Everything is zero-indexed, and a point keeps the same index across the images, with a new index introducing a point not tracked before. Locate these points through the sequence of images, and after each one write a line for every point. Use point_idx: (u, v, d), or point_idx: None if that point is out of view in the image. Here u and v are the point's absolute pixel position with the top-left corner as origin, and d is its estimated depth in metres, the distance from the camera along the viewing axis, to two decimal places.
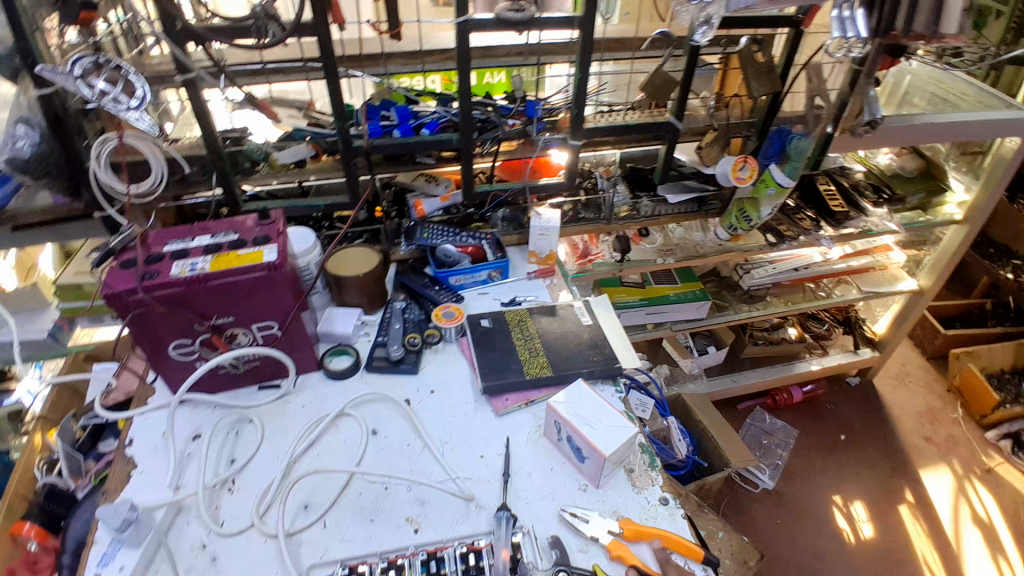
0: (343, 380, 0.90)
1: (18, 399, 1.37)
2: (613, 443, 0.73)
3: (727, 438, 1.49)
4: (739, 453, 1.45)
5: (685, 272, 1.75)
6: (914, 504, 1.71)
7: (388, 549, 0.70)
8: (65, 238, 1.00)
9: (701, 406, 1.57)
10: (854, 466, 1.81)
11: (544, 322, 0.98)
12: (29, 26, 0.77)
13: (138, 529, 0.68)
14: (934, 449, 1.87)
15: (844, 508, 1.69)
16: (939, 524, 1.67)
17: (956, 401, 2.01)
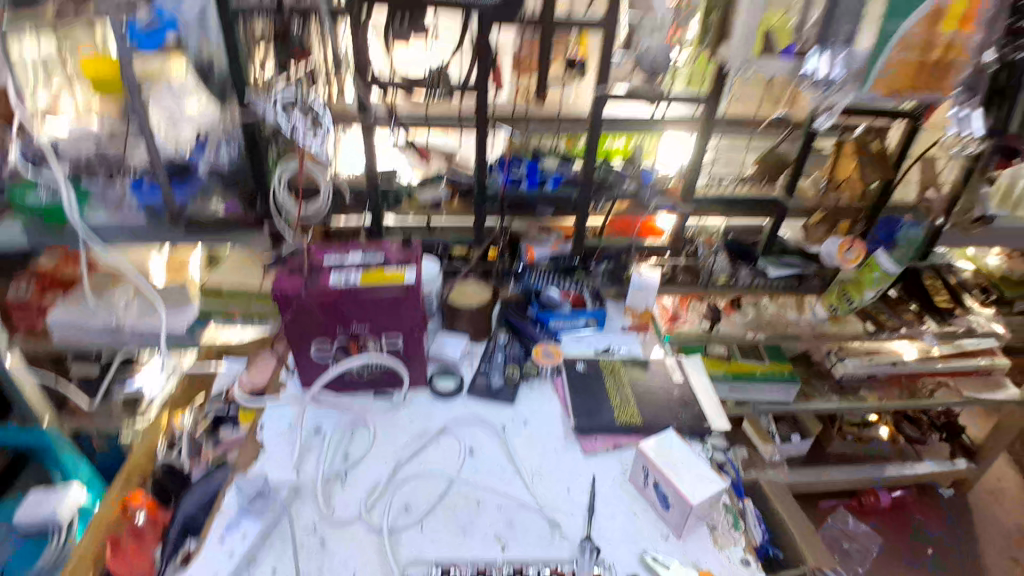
0: (448, 399, 0.99)
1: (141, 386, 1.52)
2: (700, 494, 0.75)
3: (808, 539, 1.10)
4: (817, 554, 1.06)
5: (774, 350, 1.63)
6: None
7: (476, 559, 0.76)
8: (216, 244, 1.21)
9: (777, 493, 1.18)
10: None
11: (636, 373, 1.02)
12: (244, 62, 0.96)
13: (264, 503, 0.77)
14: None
15: None
16: None
17: None
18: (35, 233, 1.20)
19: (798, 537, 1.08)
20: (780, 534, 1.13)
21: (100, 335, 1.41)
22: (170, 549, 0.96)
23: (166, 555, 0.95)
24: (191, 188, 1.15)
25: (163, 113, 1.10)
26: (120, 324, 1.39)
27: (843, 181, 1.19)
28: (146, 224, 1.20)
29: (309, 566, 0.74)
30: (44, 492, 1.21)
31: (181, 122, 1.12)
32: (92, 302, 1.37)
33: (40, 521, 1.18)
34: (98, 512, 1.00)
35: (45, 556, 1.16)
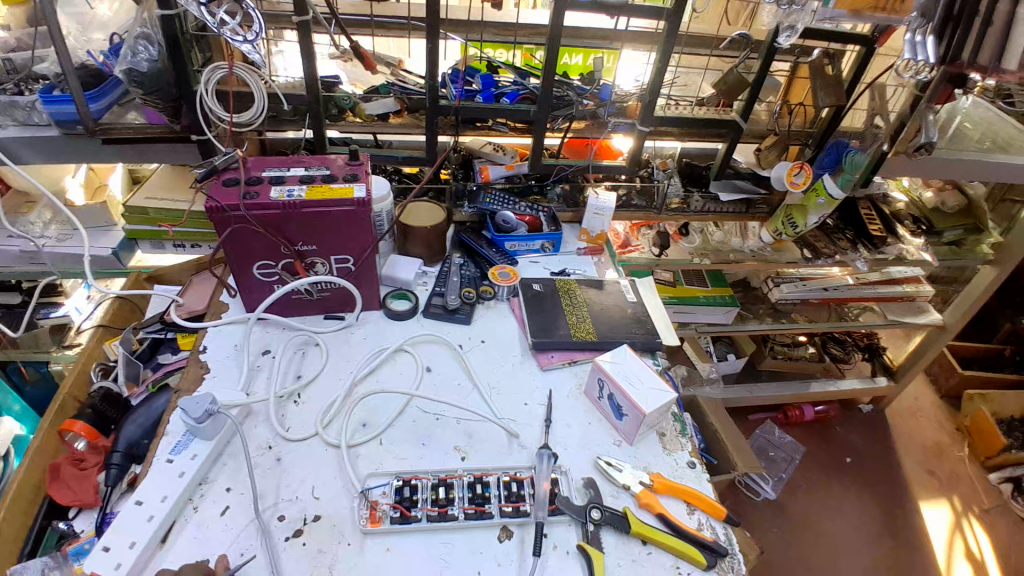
0: (403, 320, 0.97)
1: (67, 313, 1.42)
2: (652, 402, 0.78)
3: (737, 444, 1.18)
4: (745, 457, 1.14)
5: (716, 275, 1.70)
6: (911, 532, 1.69)
7: (437, 469, 0.77)
8: (137, 159, 1.09)
9: (713, 408, 1.26)
10: (857, 486, 1.80)
11: (591, 294, 1.03)
12: None
13: (215, 422, 0.74)
14: (930, 476, 1.85)
15: (843, 529, 1.68)
16: (932, 551, 1.65)
17: (964, 441, 1.96)
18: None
19: (731, 443, 1.16)
20: (717, 442, 1.21)
21: (18, 261, 1.29)
22: (114, 473, 0.92)
23: (108, 480, 0.92)
24: (104, 99, 1.02)
25: (73, 20, 1.04)
26: (38, 250, 1.26)
27: (795, 106, 1.22)
28: (58, 138, 1.05)
29: (265, 484, 0.73)
30: None
31: (91, 29, 1.05)
32: (5, 229, 1.25)
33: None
34: (35, 443, 1.00)
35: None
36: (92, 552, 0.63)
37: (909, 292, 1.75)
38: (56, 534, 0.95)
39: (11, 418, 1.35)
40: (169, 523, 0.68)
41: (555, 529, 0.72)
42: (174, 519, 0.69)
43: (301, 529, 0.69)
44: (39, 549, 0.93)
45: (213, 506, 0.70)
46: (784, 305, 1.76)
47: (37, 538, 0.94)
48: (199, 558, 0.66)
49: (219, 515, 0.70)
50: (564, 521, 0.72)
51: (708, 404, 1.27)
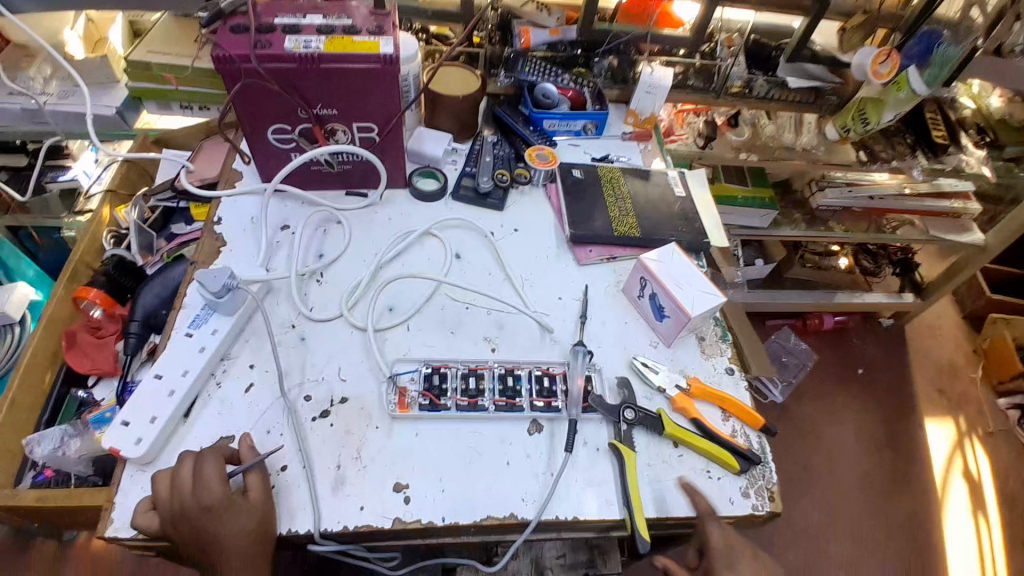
0: (430, 202, 0.90)
1: (76, 178, 1.34)
2: (699, 305, 0.72)
3: None
4: None
5: (758, 175, 1.56)
6: (916, 448, 1.70)
7: (466, 359, 0.74)
8: (135, 6, 0.96)
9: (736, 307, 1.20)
10: (857, 396, 1.79)
11: (636, 186, 0.93)
12: None
13: (235, 298, 0.70)
14: (938, 396, 1.83)
15: (852, 441, 1.69)
16: (932, 471, 1.66)
17: (978, 363, 1.92)
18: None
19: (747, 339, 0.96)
20: None
21: (20, 120, 1.18)
22: (133, 343, 0.91)
23: (127, 349, 0.91)
24: None
25: None
26: (40, 107, 1.15)
27: None
28: None
29: (289, 364, 0.70)
30: None
31: None
32: (5, 84, 1.13)
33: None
34: (50, 309, 0.97)
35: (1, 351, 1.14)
36: (114, 424, 0.61)
37: (955, 208, 1.56)
38: (76, 402, 0.99)
39: (26, 281, 1.32)
40: (191, 398, 0.67)
41: (586, 427, 0.69)
42: (196, 395, 0.67)
43: (328, 410, 0.67)
44: (60, 415, 0.97)
45: (237, 383, 0.68)
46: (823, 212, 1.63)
47: (56, 404, 0.97)
48: (226, 434, 0.65)
49: (243, 391, 0.68)
50: (595, 419, 0.70)
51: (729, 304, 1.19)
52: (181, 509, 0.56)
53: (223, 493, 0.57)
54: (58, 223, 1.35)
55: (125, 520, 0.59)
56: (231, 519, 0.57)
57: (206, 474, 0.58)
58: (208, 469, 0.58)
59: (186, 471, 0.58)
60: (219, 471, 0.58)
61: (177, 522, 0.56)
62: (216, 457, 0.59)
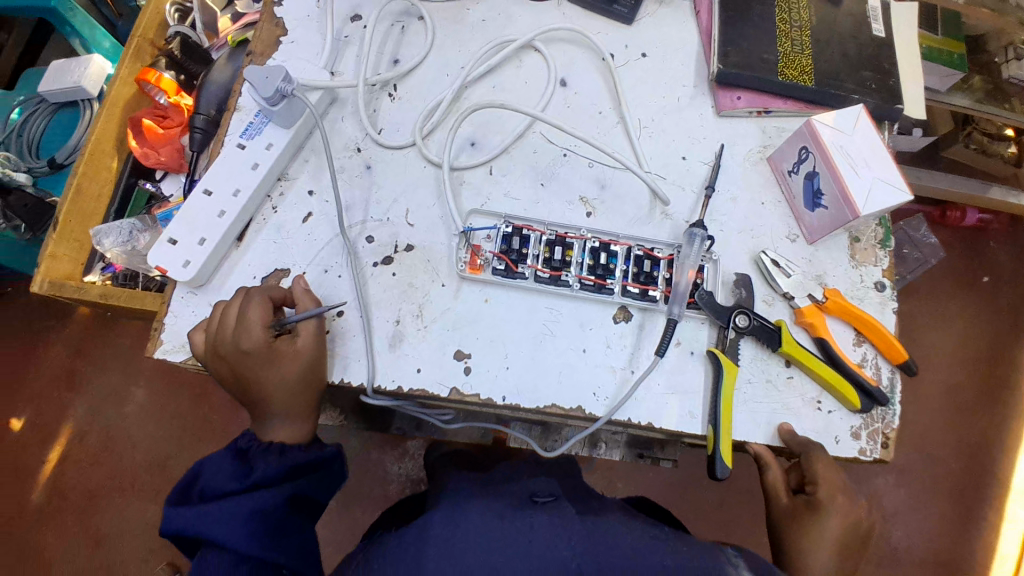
0: (538, 2, 0.69)
1: None
2: (877, 201, 0.54)
3: None
4: None
5: (952, 18, 1.18)
6: None
7: (555, 221, 0.61)
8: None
9: None
10: (981, 298, 1.51)
11: (820, 10, 0.68)
12: None
13: (291, 108, 0.59)
14: None
15: (940, 349, 1.47)
16: None
17: None
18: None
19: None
20: None
21: None
22: (199, 139, 0.83)
23: (194, 145, 0.83)
24: None
25: None
26: None
27: None
28: None
29: (353, 196, 0.61)
30: (65, 61, 1.07)
31: None
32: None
33: (70, 92, 1.06)
34: (115, 87, 0.90)
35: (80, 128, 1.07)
36: (161, 241, 0.55)
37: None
38: (145, 194, 0.97)
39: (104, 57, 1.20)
40: (246, 221, 0.59)
41: (685, 325, 0.58)
42: (251, 217, 0.60)
43: (392, 257, 0.59)
44: (128, 207, 0.95)
45: (294, 210, 0.60)
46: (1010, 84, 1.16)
47: (124, 196, 0.95)
48: (281, 266, 0.58)
49: (302, 221, 0.60)
50: (697, 318, 0.58)
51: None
52: (217, 345, 0.53)
53: (265, 343, 0.52)
54: None
55: (176, 345, 0.56)
56: (271, 368, 0.53)
57: (250, 316, 0.52)
58: (253, 310, 0.53)
59: (234, 307, 0.54)
60: (264, 315, 0.52)
61: (217, 356, 0.53)
62: (262, 299, 0.53)
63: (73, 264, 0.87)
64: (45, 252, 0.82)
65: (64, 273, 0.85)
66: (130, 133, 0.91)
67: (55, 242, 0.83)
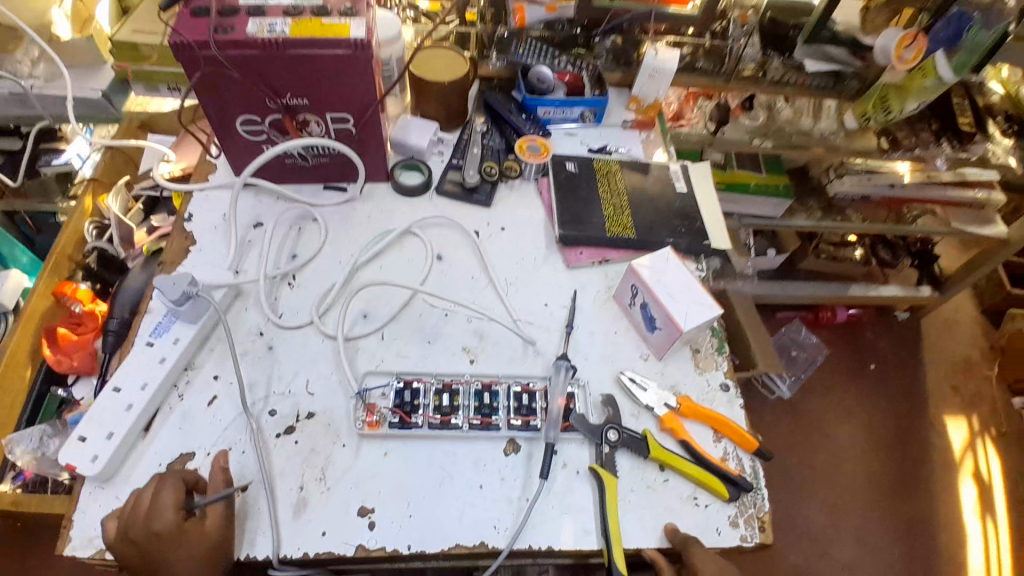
0: (411, 197, 0.85)
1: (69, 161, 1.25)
2: (693, 319, 0.67)
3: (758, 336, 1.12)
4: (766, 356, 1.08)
5: (773, 161, 1.48)
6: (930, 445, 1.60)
7: (443, 372, 0.70)
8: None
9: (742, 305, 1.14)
10: (863, 390, 1.68)
11: (634, 179, 0.87)
12: None
13: (196, 306, 0.66)
14: (955, 397, 1.70)
15: (851, 429, 1.59)
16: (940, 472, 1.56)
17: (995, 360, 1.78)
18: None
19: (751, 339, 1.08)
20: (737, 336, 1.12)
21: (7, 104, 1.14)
22: (111, 341, 0.90)
23: (106, 348, 0.90)
24: None
25: None
26: (25, 91, 1.09)
27: None
28: None
29: (256, 375, 0.67)
30: None
31: None
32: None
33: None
34: (30, 304, 0.98)
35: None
36: (69, 441, 0.59)
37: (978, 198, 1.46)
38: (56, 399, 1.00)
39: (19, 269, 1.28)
40: (153, 412, 0.64)
41: (567, 449, 0.65)
42: (158, 407, 0.64)
43: (294, 426, 0.64)
44: (40, 413, 0.98)
45: (200, 395, 0.65)
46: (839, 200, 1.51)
47: (38, 400, 0.98)
48: (186, 451, 0.62)
49: (207, 405, 0.65)
50: (576, 440, 0.66)
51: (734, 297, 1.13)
52: (124, 529, 0.54)
53: (176, 522, 0.54)
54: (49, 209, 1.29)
55: (83, 539, 0.57)
56: (180, 549, 0.54)
57: (161, 500, 0.55)
58: (165, 494, 0.55)
59: (146, 492, 0.56)
60: (175, 498, 0.55)
61: (126, 542, 0.54)
62: (175, 482, 0.56)
63: None
64: None
65: None
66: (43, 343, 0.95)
67: None
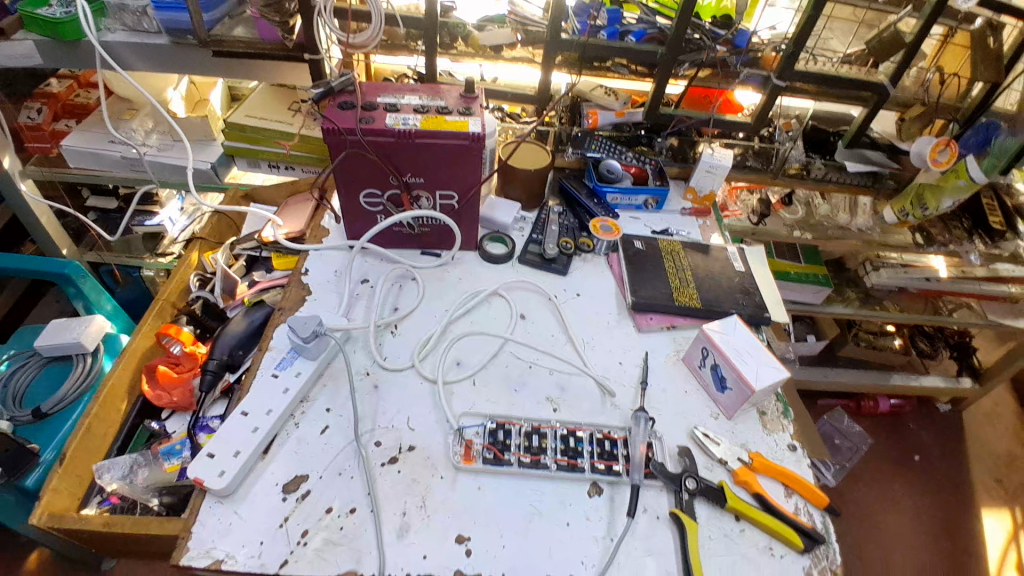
0: (496, 264, 0.95)
1: (162, 224, 1.44)
2: (763, 379, 0.74)
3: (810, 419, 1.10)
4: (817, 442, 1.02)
5: (811, 252, 1.57)
6: (967, 530, 1.56)
7: (529, 417, 0.76)
8: (241, 75, 1.11)
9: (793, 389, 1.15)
10: (912, 484, 1.64)
11: (696, 259, 0.97)
12: None
13: (319, 345, 0.76)
14: (998, 487, 1.66)
15: (897, 514, 1.56)
16: (979, 557, 1.51)
17: None
18: (54, 55, 1.07)
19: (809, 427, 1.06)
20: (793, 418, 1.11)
21: (121, 167, 1.29)
22: (210, 380, 0.97)
23: (203, 386, 0.97)
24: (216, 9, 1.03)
25: None
26: (140, 157, 1.26)
27: (948, 76, 1.12)
28: (164, 46, 1.05)
29: (363, 410, 0.75)
30: (68, 320, 1.21)
31: None
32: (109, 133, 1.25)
33: (65, 346, 1.18)
34: (133, 344, 1.06)
35: (72, 379, 1.17)
36: (202, 457, 0.66)
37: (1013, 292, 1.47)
38: (145, 433, 1.05)
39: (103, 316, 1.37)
40: (272, 437, 0.71)
41: (647, 493, 0.70)
42: (277, 433, 0.72)
43: (396, 457, 0.70)
44: (130, 446, 1.03)
45: (313, 425, 0.73)
46: (878, 290, 1.60)
47: (129, 433, 1.03)
48: (301, 473, 0.69)
49: (320, 433, 0.72)
50: (655, 486, 0.71)
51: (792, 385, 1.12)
52: None
53: None
54: (141, 263, 1.45)
55: (202, 550, 0.62)
56: None
57: None
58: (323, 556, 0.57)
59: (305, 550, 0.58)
60: None
61: None
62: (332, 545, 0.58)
63: (72, 500, 0.91)
64: (49, 484, 0.87)
65: (60, 507, 0.88)
66: (144, 378, 1.03)
67: (60, 475, 0.89)
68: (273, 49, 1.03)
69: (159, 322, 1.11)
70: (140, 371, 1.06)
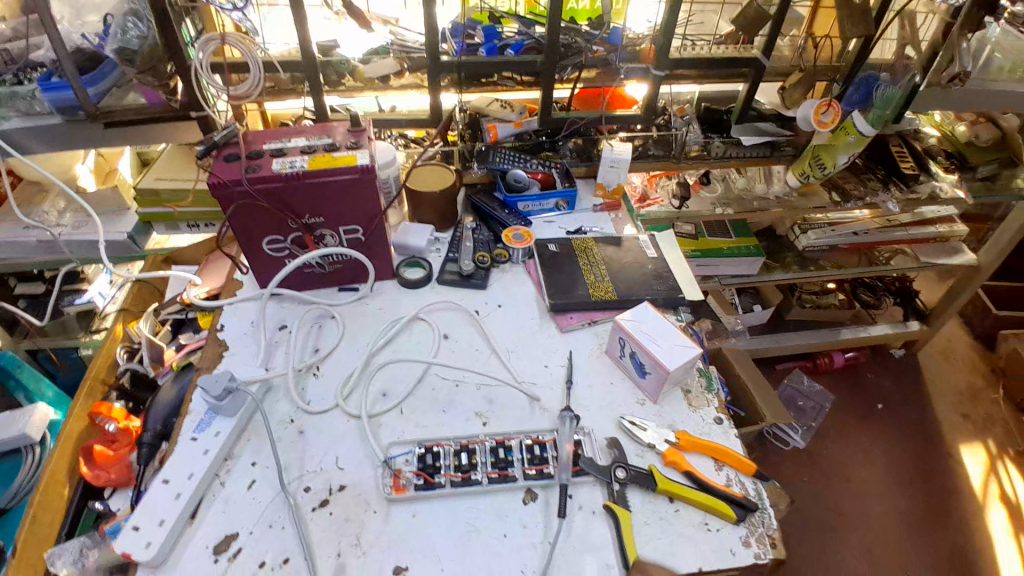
0: (416, 288, 0.96)
1: (92, 300, 1.37)
2: (676, 359, 0.75)
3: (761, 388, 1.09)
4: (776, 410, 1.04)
5: (740, 226, 1.61)
6: (947, 471, 1.60)
7: (458, 435, 0.76)
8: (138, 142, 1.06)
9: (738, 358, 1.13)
10: (880, 435, 1.69)
11: (610, 252, 0.99)
12: None
13: (236, 399, 0.75)
14: (966, 423, 1.72)
15: (870, 467, 1.60)
16: (962, 496, 1.55)
17: (998, 383, 1.82)
18: None
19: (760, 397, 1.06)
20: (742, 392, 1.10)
21: (35, 252, 1.25)
22: (146, 452, 0.93)
23: (140, 459, 0.93)
24: (101, 83, 1.00)
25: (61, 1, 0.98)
26: (55, 238, 1.21)
27: (820, 40, 1.16)
28: (57, 126, 1.00)
29: (291, 457, 0.74)
30: (10, 412, 1.15)
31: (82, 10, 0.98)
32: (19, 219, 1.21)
33: (10, 440, 1.12)
34: (67, 427, 1.02)
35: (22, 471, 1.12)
36: (126, 530, 0.64)
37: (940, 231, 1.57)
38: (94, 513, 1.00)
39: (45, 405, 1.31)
40: (197, 501, 0.69)
41: (579, 491, 0.71)
42: (202, 496, 0.70)
43: (327, 499, 0.70)
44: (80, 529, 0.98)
45: (240, 480, 0.71)
46: (811, 252, 1.62)
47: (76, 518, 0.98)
48: (230, 532, 0.67)
49: (247, 488, 0.71)
50: (588, 483, 0.72)
51: (737, 359, 1.13)
52: None
53: None
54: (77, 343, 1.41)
55: None
56: None
57: None
58: None
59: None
60: None
61: None
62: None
63: None
64: None
65: None
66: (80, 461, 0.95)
67: None
68: (169, 112, 1.01)
69: (91, 402, 1.07)
70: (77, 455, 1.02)
